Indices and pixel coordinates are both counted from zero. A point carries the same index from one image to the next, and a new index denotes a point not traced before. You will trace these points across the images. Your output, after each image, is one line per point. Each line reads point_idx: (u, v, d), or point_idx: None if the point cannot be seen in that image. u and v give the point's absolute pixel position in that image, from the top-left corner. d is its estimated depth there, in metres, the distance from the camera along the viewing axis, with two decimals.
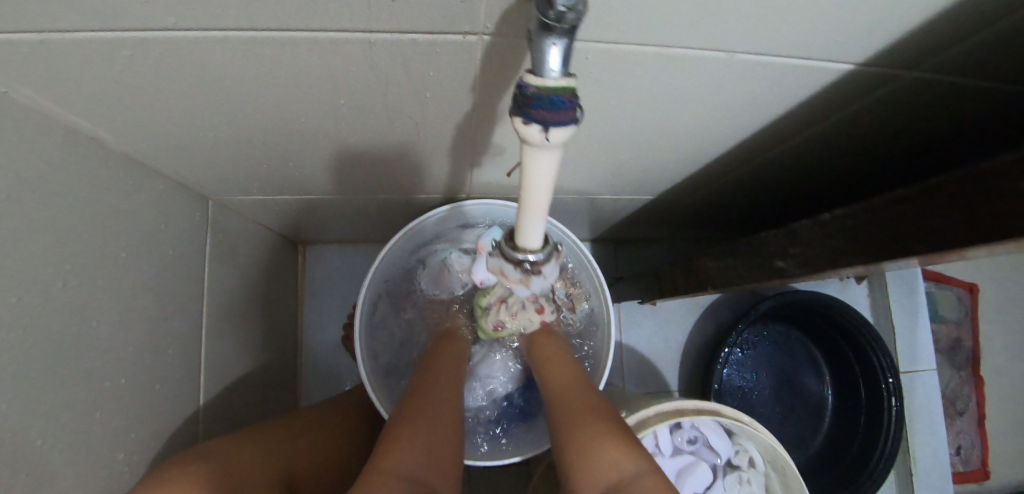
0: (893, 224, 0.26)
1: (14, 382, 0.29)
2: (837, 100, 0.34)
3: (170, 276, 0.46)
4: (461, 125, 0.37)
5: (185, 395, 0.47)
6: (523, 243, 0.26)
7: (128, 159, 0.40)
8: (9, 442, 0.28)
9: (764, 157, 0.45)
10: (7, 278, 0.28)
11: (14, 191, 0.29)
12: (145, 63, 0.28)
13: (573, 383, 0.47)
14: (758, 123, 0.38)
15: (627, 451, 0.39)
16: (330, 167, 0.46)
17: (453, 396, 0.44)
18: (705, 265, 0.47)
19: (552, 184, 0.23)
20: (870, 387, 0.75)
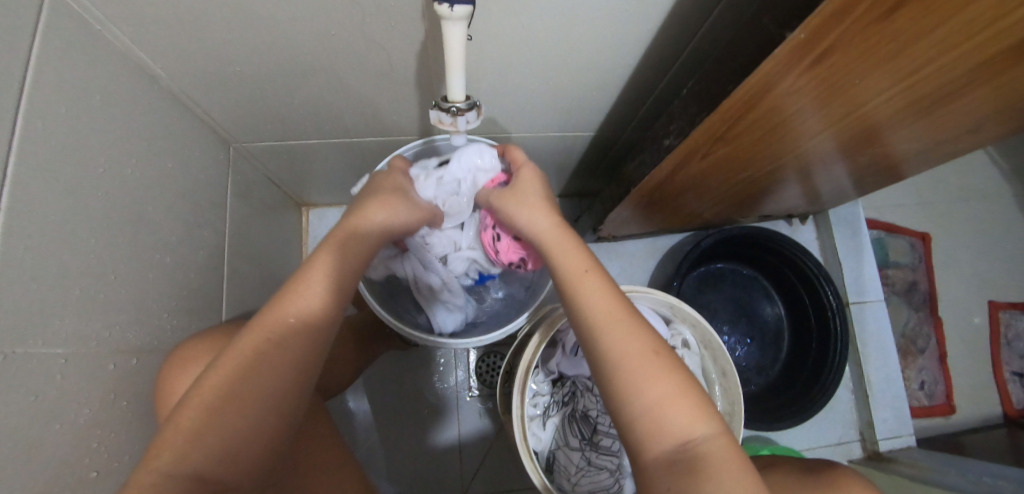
0: (728, 80, 0.38)
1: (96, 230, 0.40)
2: (689, 19, 0.45)
3: (202, 198, 0.58)
4: (419, 55, 0.50)
5: (212, 295, 0.58)
6: (450, 94, 0.38)
7: (172, 98, 0.53)
8: (92, 270, 0.40)
9: (662, 85, 0.56)
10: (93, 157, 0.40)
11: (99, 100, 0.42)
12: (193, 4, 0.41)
13: (612, 309, 0.42)
14: (644, 44, 0.49)
15: (701, 412, 0.38)
16: (324, 107, 0.59)
17: (317, 319, 0.41)
18: (629, 171, 0.58)
19: (462, 46, 0.35)
20: (817, 311, 0.83)
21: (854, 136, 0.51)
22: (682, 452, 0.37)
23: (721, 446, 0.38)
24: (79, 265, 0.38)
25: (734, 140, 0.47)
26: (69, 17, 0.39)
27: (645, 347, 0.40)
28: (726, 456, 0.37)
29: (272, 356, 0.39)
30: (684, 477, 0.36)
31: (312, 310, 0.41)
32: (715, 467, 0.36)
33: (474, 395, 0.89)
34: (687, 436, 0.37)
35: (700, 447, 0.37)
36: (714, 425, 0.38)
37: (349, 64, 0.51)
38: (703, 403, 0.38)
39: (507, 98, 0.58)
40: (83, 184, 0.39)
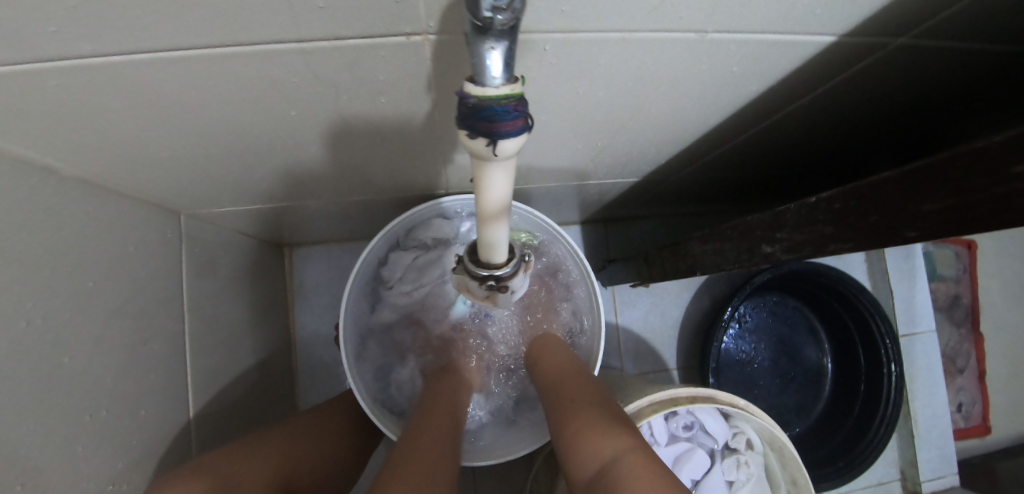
0: (868, 220, 0.26)
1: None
2: (816, 74, 0.33)
3: (145, 297, 0.45)
4: (424, 124, 0.36)
5: (176, 414, 0.47)
6: (490, 259, 0.26)
7: (84, 181, 0.38)
8: None
9: (744, 136, 0.44)
10: None
11: None
12: (76, 89, 0.26)
13: (564, 378, 0.47)
14: (736, 101, 0.36)
15: (611, 432, 0.36)
16: (297, 174, 0.45)
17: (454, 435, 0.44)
18: (691, 248, 0.46)
19: (509, 193, 0.22)
20: (868, 355, 0.75)
21: None
22: (599, 476, 0.34)
23: (636, 460, 0.33)
24: None
25: None
26: None
27: (589, 399, 0.42)
28: (641, 469, 0.33)
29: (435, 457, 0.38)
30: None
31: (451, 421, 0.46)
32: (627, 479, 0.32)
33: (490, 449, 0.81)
34: (607, 458, 0.35)
35: (609, 463, 0.34)
36: (624, 441, 0.35)
37: (324, 137, 0.37)
38: (614, 426, 0.37)
39: (537, 154, 0.45)
40: None
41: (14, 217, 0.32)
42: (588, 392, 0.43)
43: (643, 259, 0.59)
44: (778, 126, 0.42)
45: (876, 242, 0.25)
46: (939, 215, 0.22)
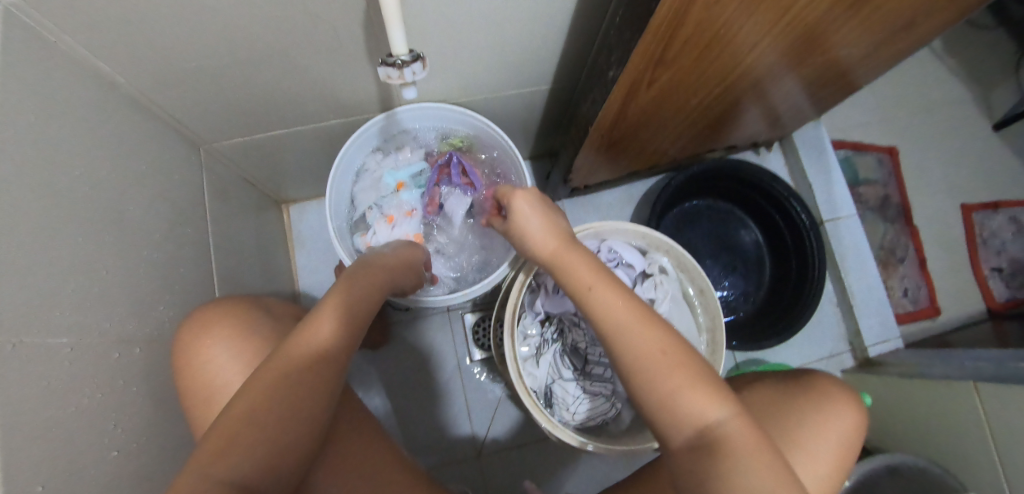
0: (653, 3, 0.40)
1: (68, 234, 0.41)
2: None
3: (181, 198, 0.60)
4: (365, 25, 0.51)
5: (204, 289, 0.60)
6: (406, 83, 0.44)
7: (132, 100, 0.54)
8: (76, 271, 0.41)
9: (595, 30, 0.57)
10: (56, 168, 0.41)
11: (49, 111, 0.42)
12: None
13: (632, 324, 0.42)
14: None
15: (715, 394, 0.39)
16: (284, 94, 0.60)
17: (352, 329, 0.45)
18: (583, 113, 0.61)
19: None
20: (792, 232, 0.86)
21: (795, 42, 0.55)
22: (697, 443, 0.38)
23: (741, 431, 0.38)
24: (63, 271, 0.40)
25: (676, 63, 0.49)
26: (22, 30, 0.40)
27: (672, 351, 0.41)
28: (754, 443, 0.37)
29: (298, 385, 0.39)
30: (715, 468, 0.37)
31: (338, 335, 0.43)
32: (740, 452, 0.37)
33: (476, 359, 0.93)
34: (714, 424, 0.38)
35: (721, 432, 0.38)
36: (730, 405, 0.39)
37: (300, 45, 0.52)
38: (714, 386, 0.39)
39: (458, 61, 0.59)
40: (54, 197, 0.41)
41: (86, 110, 0.47)
42: (664, 334, 0.42)
43: (565, 153, 0.73)
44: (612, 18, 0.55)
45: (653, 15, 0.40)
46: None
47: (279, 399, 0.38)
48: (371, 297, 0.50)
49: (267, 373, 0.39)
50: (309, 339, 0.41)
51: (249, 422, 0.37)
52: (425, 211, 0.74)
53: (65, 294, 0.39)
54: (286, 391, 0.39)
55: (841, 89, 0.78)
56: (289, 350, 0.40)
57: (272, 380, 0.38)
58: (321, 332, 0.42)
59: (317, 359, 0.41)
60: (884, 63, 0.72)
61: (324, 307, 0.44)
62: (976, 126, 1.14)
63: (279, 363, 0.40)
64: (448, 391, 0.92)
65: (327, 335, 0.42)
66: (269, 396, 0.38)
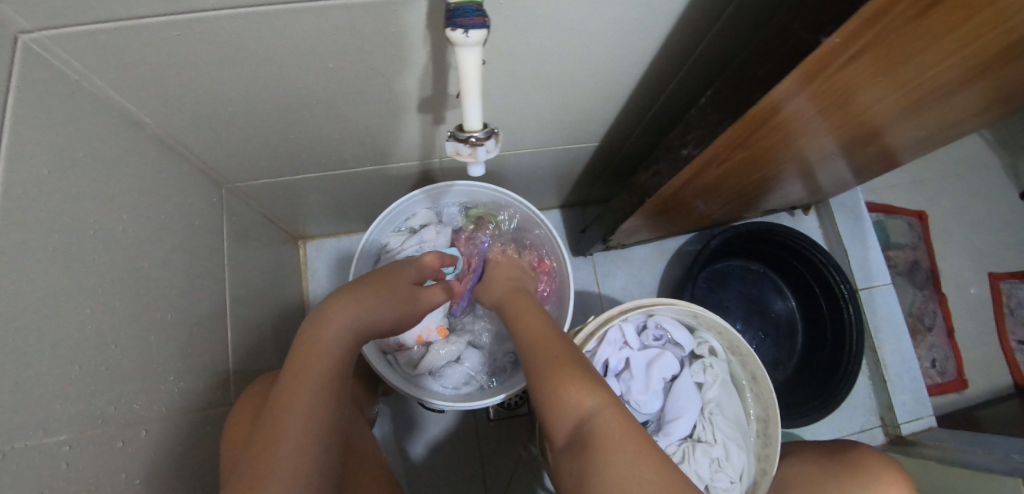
0: (753, 85, 0.37)
1: (74, 303, 0.36)
2: (684, 38, 0.43)
3: (198, 244, 0.54)
4: (422, 79, 0.47)
5: (218, 347, 0.55)
6: (473, 160, 0.38)
7: (159, 139, 0.50)
8: (81, 347, 0.36)
9: (656, 105, 0.55)
10: (67, 228, 0.36)
11: (59, 161, 0.37)
12: (183, 40, 0.37)
13: (538, 340, 0.45)
14: (649, 60, 0.47)
15: (592, 385, 0.40)
16: (321, 139, 0.56)
17: (325, 378, 0.42)
18: (640, 181, 0.59)
19: (478, 78, 0.32)
20: (829, 301, 0.83)
21: (862, 135, 0.53)
22: (575, 438, 0.38)
23: (602, 424, 0.37)
24: (68, 351, 0.35)
25: (749, 147, 0.46)
26: (41, 68, 0.36)
27: (565, 356, 0.42)
28: (622, 437, 0.37)
29: (289, 468, 0.37)
30: (583, 458, 0.37)
31: (317, 404, 0.40)
32: (611, 445, 0.36)
33: (493, 416, 0.88)
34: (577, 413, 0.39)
35: (584, 426, 0.38)
36: (603, 399, 0.39)
37: (347, 93, 0.48)
38: (594, 380, 0.40)
39: (511, 119, 0.56)
40: (62, 261, 0.35)
41: (104, 155, 0.42)
42: (561, 346, 0.44)
43: (609, 213, 0.71)
44: (676, 96, 0.53)
45: (754, 99, 0.37)
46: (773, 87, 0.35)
47: (274, 487, 0.36)
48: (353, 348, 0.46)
49: (256, 458, 0.37)
50: (288, 405, 0.40)
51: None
52: (454, 293, 0.65)
53: (68, 377, 0.34)
54: (284, 466, 0.37)
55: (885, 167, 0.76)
56: (272, 427, 0.39)
57: (268, 468, 0.37)
58: (300, 400, 0.40)
59: (297, 440, 0.38)
60: (930, 148, 0.70)
61: (292, 374, 0.42)
62: (1008, 195, 1.13)
63: (266, 448, 0.38)
64: (461, 448, 0.86)
65: (303, 404, 0.40)
66: (266, 482, 0.36)
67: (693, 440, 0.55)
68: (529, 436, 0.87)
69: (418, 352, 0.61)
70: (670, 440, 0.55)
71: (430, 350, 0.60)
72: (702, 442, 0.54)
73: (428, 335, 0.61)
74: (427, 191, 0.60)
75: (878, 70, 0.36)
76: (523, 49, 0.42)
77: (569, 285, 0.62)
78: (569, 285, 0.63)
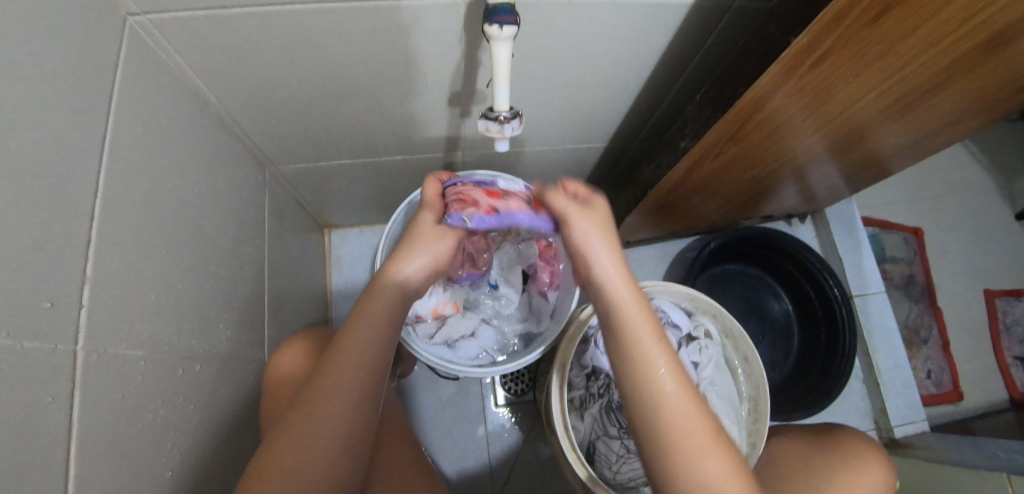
0: (742, 82, 0.44)
1: (152, 244, 0.42)
2: (684, 45, 0.50)
3: (245, 215, 0.61)
4: (454, 74, 0.53)
5: (256, 308, 0.61)
6: (499, 137, 0.44)
7: (220, 119, 0.57)
8: (155, 283, 0.42)
9: (660, 107, 0.62)
10: (150, 182, 0.43)
11: (148, 125, 0.43)
12: (260, 29, 0.44)
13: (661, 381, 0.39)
14: (654, 65, 0.53)
15: (730, 459, 0.38)
16: (359, 127, 0.63)
17: (385, 330, 0.46)
18: (644, 175, 0.65)
19: (508, 66, 0.38)
20: (824, 304, 0.87)
21: (848, 136, 0.59)
22: None
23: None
24: (146, 283, 0.40)
25: (742, 141, 0.52)
26: (140, 48, 0.43)
27: (701, 415, 0.38)
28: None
29: (346, 392, 0.43)
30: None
31: (375, 347, 0.45)
32: None
33: (499, 403, 0.92)
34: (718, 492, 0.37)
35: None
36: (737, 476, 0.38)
37: (387, 85, 0.55)
38: (729, 450, 0.38)
39: (529, 116, 0.62)
40: (147, 208, 0.42)
41: (180, 127, 0.49)
42: (691, 394, 0.39)
43: (615, 208, 0.77)
44: (678, 99, 0.59)
45: (741, 93, 0.43)
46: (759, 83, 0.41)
47: (332, 404, 0.43)
48: (406, 303, 0.49)
49: (320, 376, 0.43)
50: (352, 344, 0.44)
51: (311, 423, 0.42)
52: None
53: (145, 306, 0.40)
54: (341, 389, 0.43)
55: (876, 175, 0.81)
56: (336, 356, 0.44)
57: (330, 387, 0.43)
58: (359, 341, 0.45)
59: (355, 372, 0.44)
60: (916, 157, 0.76)
61: (357, 320, 0.45)
62: (1000, 215, 1.17)
63: (330, 371, 0.43)
64: (468, 432, 0.90)
65: (359, 345, 0.45)
66: (327, 398, 0.43)
67: None
68: (533, 424, 0.91)
69: (433, 324, 0.66)
70: None
71: (445, 322, 0.66)
72: None
73: (443, 310, 0.66)
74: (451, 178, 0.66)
75: (854, 71, 0.42)
76: (545, 51, 0.49)
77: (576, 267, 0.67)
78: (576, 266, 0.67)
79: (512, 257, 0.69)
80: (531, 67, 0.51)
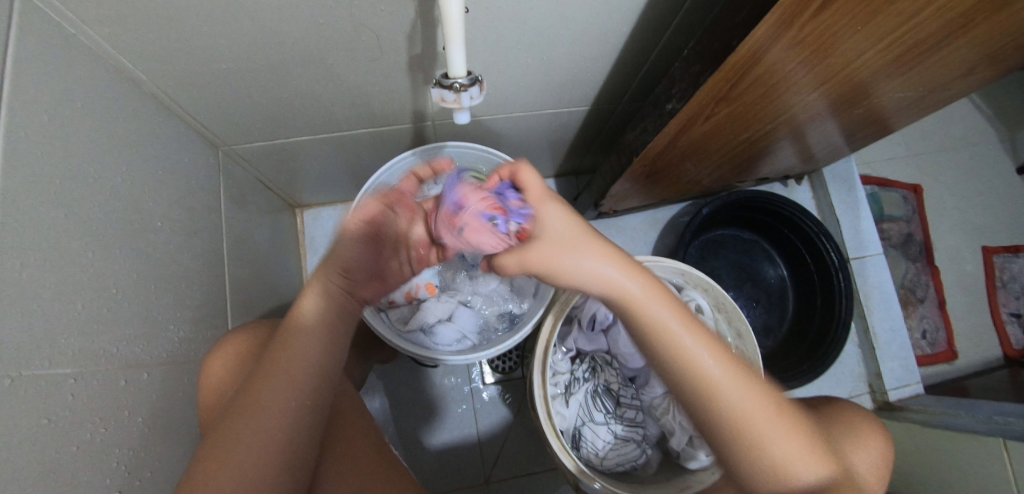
0: (733, 34, 0.38)
1: (75, 250, 0.37)
2: None
3: (196, 204, 0.56)
4: (410, 35, 0.47)
5: (216, 304, 0.57)
6: (457, 107, 0.39)
7: (153, 98, 0.50)
8: (85, 292, 0.37)
9: (648, 64, 0.55)
10: (67, 178, 0.37)
11: (59, 112, 0.38)
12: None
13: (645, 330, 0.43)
14: (636, 15, 0.47)
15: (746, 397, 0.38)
16: (315, 100, 0.57)
17: (310, 364, 0.42)
18: (629, 139, 0.60)
19: (463, 23, 0.32)
20: (821, 269, 0.83)
21: (851, 91, 0.53)
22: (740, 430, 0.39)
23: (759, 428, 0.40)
24: (74, 293, 0.36)
25: (735, 101, 0.47)
26: (42, 21, 0.37)
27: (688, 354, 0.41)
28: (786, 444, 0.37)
29: (262, 430, 0.39)
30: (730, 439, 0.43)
31: (300, 368, 0.42)
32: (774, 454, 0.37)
33: (487, 381, 0.90)
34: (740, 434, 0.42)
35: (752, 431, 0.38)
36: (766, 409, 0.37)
37: (339, 53, 0.49)
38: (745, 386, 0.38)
39: (500, 81, 0.56)
40: (64, 209, 0.37)
41: (101, 111, 0.43)
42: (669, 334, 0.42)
43: (599, 174, 0.72)
44: (666, 56, 0.53)
45: (733, 48, 0.38)
46: (754, 36, 0.35)
47: (243, 452, 0.38)
48: (326, 347, 0.44)
49: (238, 418, 0.39)
50: (274, 376, 0.41)
51: (227, 472, 0.37)
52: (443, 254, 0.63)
53: (73, 320, 0.36)
54: (248, 443, 0.38)
55: (879, 131, 0.76)
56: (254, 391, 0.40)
57: (241, 436, 0.38)
58: (281, 381, 0.41)
59: (267, 414, 0.39)
60: (923, 112, 0.71)
61: (283, 348, 0.42)
62: (1003, 169, 1.13)
63: (241, 416, 0.39)
64: (456, 412, 0.89)
65: (282, 383, 0.41)
66: (243, 445, 0.38)
67: None
68: (522, 400, 0.90)
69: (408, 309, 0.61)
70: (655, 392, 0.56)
71: (420, 307, 0.60)
72: None
73: (416, 293, 0.62)
74: (420, 151, 0.60)
75: (862, 19, 0.37)
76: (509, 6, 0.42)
77: None
78: None
79: None
80: (499, 27, 0.45)
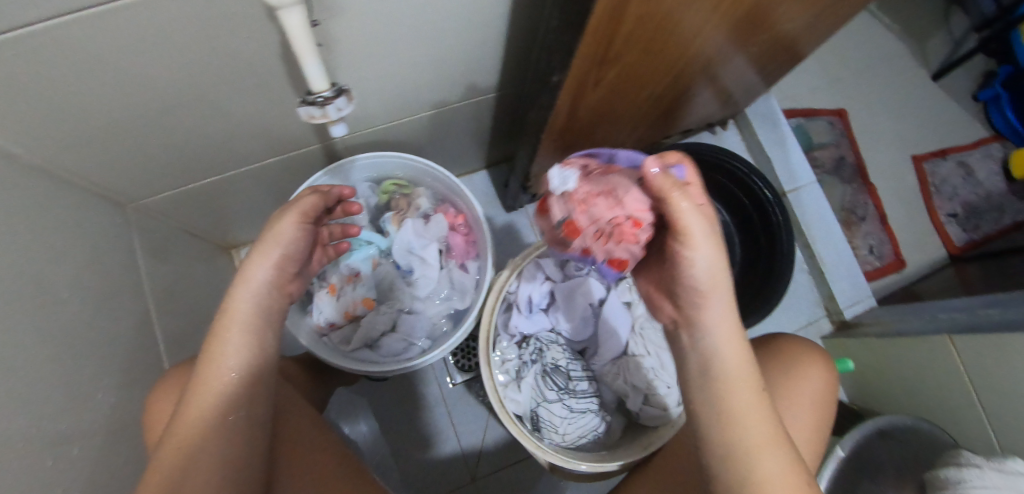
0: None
1: None
2: None
3: (107, 267, 0.54)
4: (285, 57, 0.45)
5: (148, 363, 0.56)
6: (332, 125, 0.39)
7: (41, 171, 0.48)
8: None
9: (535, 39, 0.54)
10: None
11: None
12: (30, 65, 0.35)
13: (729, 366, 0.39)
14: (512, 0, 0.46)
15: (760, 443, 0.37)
16: (214, 136, 0.56)
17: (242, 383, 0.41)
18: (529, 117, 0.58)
19: (305, 42, 0.31)
20: (757, 208, 0.86)
21: (737, 22, 0.53)
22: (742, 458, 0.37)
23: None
24: None
25: (620, 55, 0.46)
26: None
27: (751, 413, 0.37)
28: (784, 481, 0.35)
29: (207, 447, 0.38)
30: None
31: (229, 392, 0.40)
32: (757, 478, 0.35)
33: (457, 382, 0.91)
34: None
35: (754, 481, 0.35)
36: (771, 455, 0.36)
37: (219, 86, 0.47)
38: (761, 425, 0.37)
39: (398, 87, 0.56)
40: None
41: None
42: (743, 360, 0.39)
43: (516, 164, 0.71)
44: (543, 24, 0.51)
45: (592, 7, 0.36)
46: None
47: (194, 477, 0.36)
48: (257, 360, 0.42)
49: (181, 424, 0.38)
50: (204, 394, 0.39)
51: None
52: (375, 266, 0.61)
53: None
54: (198, 462, 0.37)
55: (789, 59, 0.78)
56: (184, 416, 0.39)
57: (188, 460, 0.37)
58: (209, 401, 0.39)
59: (210, 427, 0.38)
60: (824, 32, 0.72)
61: (206, 366, 0.40)
62: (918, 80, 1.18)
63: (185, 441, 0.37)
64: (434, 415, 0.89)
65: (213, 403, 0.39)
66: (187, 466, 0.36)
67: (625, 356, 0.57)
68: None
69: (350, 329, 0.58)
70: (603, 360, 0.57)
71: (360, 324, 0.58)
72: (633, 356, 0.56)
73: (356, 310, 0.58)
74: (330, 170, 0.58)
75: None
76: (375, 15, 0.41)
77: (483, 234, 0.60)
78: (483, 234, 0.60)
79: (423, 237, 0.61)
80: (374, 35, 0.45)
